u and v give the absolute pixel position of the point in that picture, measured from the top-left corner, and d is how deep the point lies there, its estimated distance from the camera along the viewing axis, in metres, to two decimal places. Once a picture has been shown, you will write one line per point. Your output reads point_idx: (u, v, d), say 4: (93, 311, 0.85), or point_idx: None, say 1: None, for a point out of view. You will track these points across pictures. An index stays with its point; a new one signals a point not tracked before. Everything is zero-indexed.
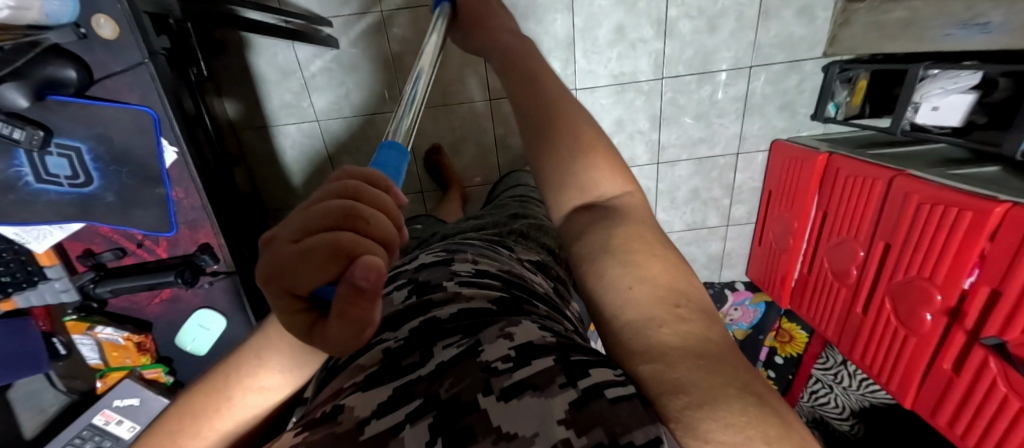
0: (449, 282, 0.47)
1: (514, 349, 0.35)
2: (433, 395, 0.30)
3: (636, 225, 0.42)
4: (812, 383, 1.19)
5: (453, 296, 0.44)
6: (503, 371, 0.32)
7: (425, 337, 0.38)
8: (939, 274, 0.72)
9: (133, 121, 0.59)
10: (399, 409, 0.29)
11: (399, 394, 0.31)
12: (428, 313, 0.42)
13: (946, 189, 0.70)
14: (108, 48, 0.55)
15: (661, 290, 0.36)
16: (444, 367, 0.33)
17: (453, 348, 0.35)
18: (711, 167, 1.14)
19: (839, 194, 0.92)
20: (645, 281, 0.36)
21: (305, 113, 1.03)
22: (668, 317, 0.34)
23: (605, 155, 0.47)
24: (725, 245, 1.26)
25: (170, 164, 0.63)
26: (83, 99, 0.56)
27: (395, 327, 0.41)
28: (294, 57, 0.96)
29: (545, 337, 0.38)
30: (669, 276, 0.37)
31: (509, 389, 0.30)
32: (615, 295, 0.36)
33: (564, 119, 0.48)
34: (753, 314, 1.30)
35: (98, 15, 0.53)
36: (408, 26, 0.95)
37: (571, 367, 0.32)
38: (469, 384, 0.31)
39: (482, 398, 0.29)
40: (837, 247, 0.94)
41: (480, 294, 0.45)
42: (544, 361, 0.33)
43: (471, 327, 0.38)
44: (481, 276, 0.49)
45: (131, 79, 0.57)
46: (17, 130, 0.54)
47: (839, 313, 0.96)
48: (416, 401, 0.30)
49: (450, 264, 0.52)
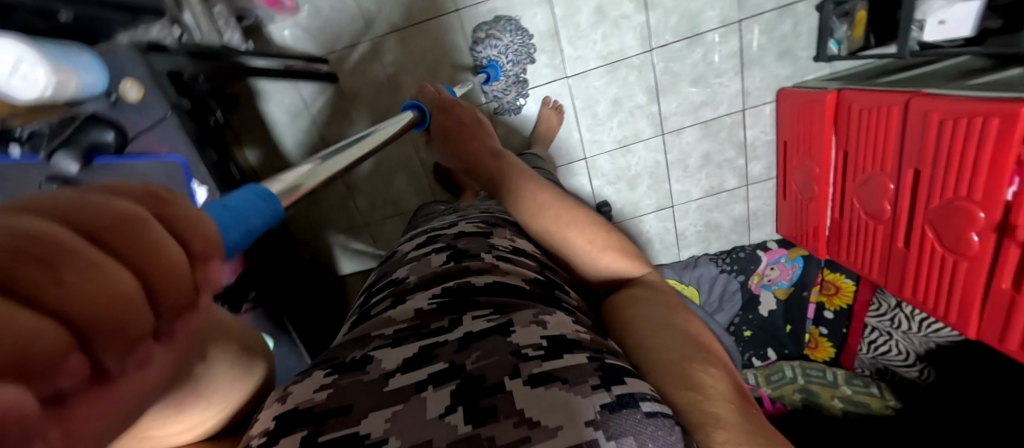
0: (487, 254, 0.57)
1: (547, 338, 0.38)
2: (458, 366, 0.36)
3: (666, 299, 0.56)
4: (869, 333, 1.13)
5: (490, 266, 0.53)
6: (533, 357, 0.36)
7: (459, 306, 0.45)
8: (976, 191, 0.68)
9: (164, 170, 0.64)
10: (424, 368, 0.37)
11: (422, 354, 0.39)
12: (464, 278, 0.50)
13: (963, 101, 0.67)
14: (136, 109, 0.60)
15: (692, 345, 0.47)
16: (471, 336, 0.39)
17: (485, 321, 0.41)
18: (718, 128, 1.12)
19: (857, 130, 0.89)
20: (678, 332, 0.49)
21: (318, 147, 1.09)
22: (698, 358, 0.45)
23: (608, 241, 0.63)
24: (748, 206, 1.23)
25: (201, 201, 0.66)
26: (124, 156, 0.63)
27: (439, 284, 0.50)
28: (300, 98, 1.04)
29: (580, 332, 0.41)
30: (691, 328, 0.50)
31: (537, 376, 0.34)
32: (659, 335, 0.48)
33: (574, 242, 0.62)
34: (791, 270, 1.24)
35: (125, 81, 0.58)
36: (398, 49, 1.01)
37: (605, 372, 0.35)
38: (496, 362, 0.36)
39: (510, 381, 0.34)
40: (865, 185, 0.90)
41: (515, 271, 0.53)
42: (577, 357, 0.36)
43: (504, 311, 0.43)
44: (518, 254, 0.61)
45: (160, 132, 0.62)
46: (78, 190, 0.60)
47: (880, 254, 0.91)
48: (441, 364, 0.37)
49: (490, 237, 0.64)
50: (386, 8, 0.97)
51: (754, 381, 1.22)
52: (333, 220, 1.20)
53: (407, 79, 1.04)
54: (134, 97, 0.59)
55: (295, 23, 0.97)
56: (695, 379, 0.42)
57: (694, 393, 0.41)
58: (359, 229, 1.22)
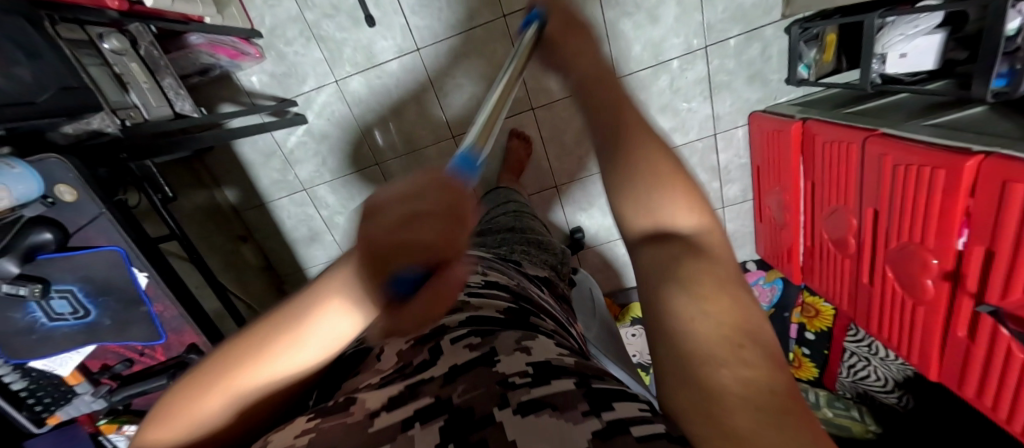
0: (458, 292, 0.52)
1: (533, 364, 0.35)
2: (446, 399, 0.33)
3: (712, 263, 0.31)
4: (848, 357, 1.11)
5: (462, 304, 0.49)
6: (520, 385, 0.32)
7: (432, 337, 0.43)
8: (929, 236, 0.65)
9: (104, 263, 0.53)
10: (409, 406, 0.33)
11: (406, 393, 0.35)
12: (436, 320, 0.46)
13: (914, 146, 0.64)
14: (75, 210, 0.51)
15: (730, 340, 0.25)
16: (456, 369, 0.36)
17: (467, 350, 0.38)
18: (689, 153, 1.10)
19: (821, 162, 0.86)
20: (709, 315, 0.27)
21: (294, 185, 1.13)
22: (726, 354, 0.25)
23: (685, 190, 0.36)
24: (726, 227, 1.21)
25: (145, 285, 0.56)
26: (64, 251, 0.51)
27: (414, 327, 0.46)
28: (273, 139, 1.07)
29: (565, 357, 0.38)
30: (739, 314, 0.27)
31: (527, 404, 0.30)
32: (672, 321, 0.28)
33: (651, 158, 0.38)
34: (770, 292, 1.24)
35: (59, 184, 0.49)
36: (363, 89, 1.03)
37: (593, 397, 0.30)
38: (483, 396, 0.32)
39: (498, 412, 0.30)
40: (831, 216, 0.87)
41: (488, 305, 0.48)
42: (564, 382, 0.32)
43: (485, 332, 0.41)
44: (491, 287, 0.53)
45: (96, 229, 0.52)
46: (20, 286, 0.49)
47: (850, 286, 0.89)
48: (427, 399, 0.34)
49: (461, 274, 0.57)
50: (348, 50, 0.98)
51: None
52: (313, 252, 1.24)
53: (374, 116, 1.06)
54: (70, 198, 0.50)
55: (262, 69, 1.00)
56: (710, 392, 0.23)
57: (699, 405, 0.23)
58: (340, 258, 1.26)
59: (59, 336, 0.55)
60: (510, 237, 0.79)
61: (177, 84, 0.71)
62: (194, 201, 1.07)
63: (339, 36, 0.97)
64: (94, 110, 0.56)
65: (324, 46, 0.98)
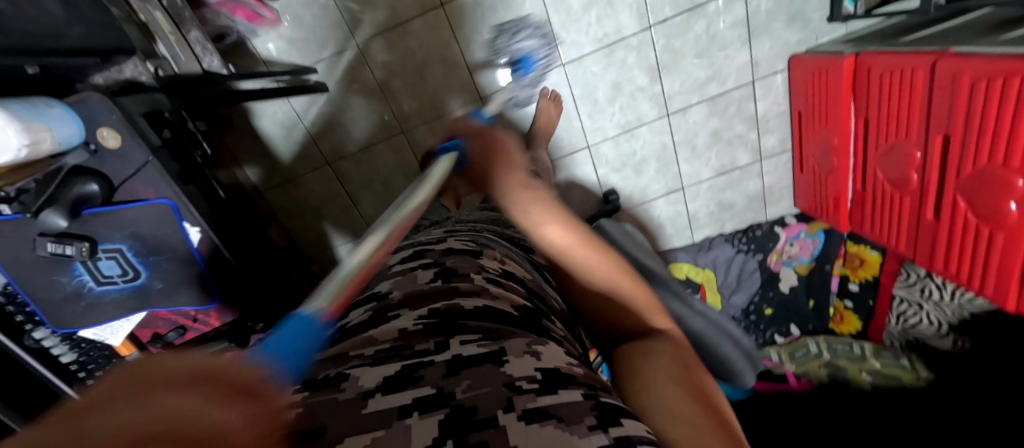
0: (475, 275, 0.47)
1: (541, 370, 0.30)
2: (449, 394, 0.27)
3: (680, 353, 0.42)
4: (897, 304, 1.09)
5: (479, 290, 0.43)
6: (528, 392, 0.28)
7: (445, 328, 0.36)
8: (1013, 157, 0.61)
9: (155, 218, 0.49)
10: (407, 392, 0.28)
11: (407, 372, 0.30)
12: (450, 299, 0.40)
13: (997, 59, 0.59)
14: (119, 159, 0.46)
15: (697, 405, 0.34)
16: (461, 361, 0.31)
17: (475, 346, 0.32)
18: (726, 104, 1.06)
19: (877, 95, 0.81)
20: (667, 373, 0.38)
21: (316, 159, 1.08)
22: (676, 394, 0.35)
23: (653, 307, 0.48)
24: (763, 182, 1.17)
25: (199, 243, 0.52)
26: (112, 205, 0.48)
27: (422, 305, 0.41)
28: (292, 110, 1.02)
29: (575, 366, 0.34)
30: (693, 381, 0.38)
31: (532, 412, 0.26)
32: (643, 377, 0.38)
33: (619, 267, 0.49)
34: (812, 245, 1.20)
35: (102, 128, 0.45)
36: (385, 52, 0.98)
37: (604, 412, 0.27)
38: (488, 395, 0.27)
39: (503, 415, 0.25)
40: (888, 153, 0.83)
41: (504, 296, 0.43)
42: (572, 394, 0.28)
43: (493, 333, 0.35)
44: (508, 278, 0.49)
45: (145, 178, 0.48)
46: (67, 245, 0.47)
47: (907, 225, 0.85)
48: (427, 389, 0.28)
49: (479, 256, 0.52)
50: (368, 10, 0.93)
51: (778, 358, 1.19)
52: (338, 231, 1.19)
53: (399, 82, 1.01)
54: (114, 145, 0.46)
55: (278, 36, 0.95)
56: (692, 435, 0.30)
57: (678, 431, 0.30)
58: (365, 236, 1.21)
59: (106, 301, 0.52)
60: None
61: (205, 37, 0.65)
62: None
63: None
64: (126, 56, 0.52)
65: (344, 7, 0.93)
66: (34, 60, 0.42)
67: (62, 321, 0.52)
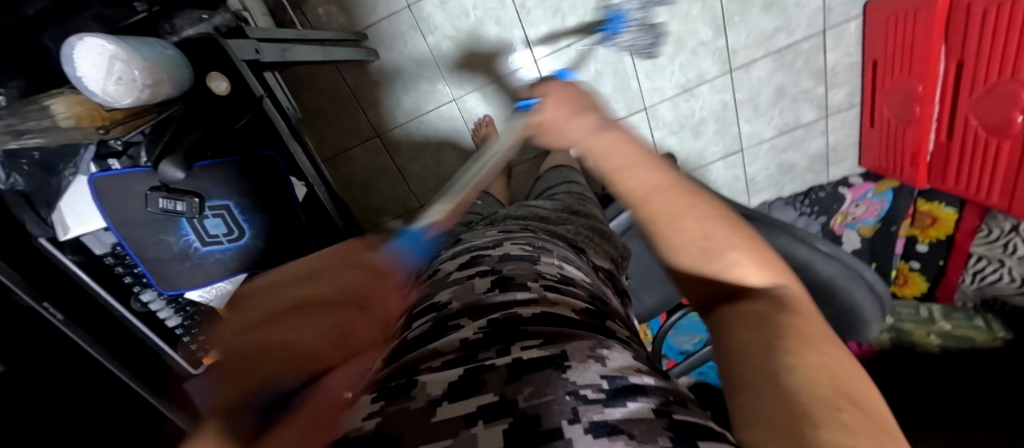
0: (533, 283, 0.41)
1: (608, 378, 0.26)
2: (511, 401, 0.24)
3: (805, 324, 0.28)
4: (974, 262, 1.05)
5: (537, 296, 0.38)
6: (594, 401, 0.24)
7: (503, 333, 0.32)
8: None
9: (259, 169, 0.49)
10: (471, 400, 0.24)
11: (470, 377, 0.26)
12: (509, 309, 0.35)
13: None
14: (224, 104, 0.45)
15: (832, 376, 0.23)
16: (522, 364, 0.27)
17: (536, 349, 0.29)
18: (794, 57, 1.01)
19: (978, 33, 0.76)
20: (807, 368, 0.23)
21: (366, 130, 1.05)
22: (825, 408, 0.20)
23: (758, 254, 0.35)
24: (828, 140, 1.13)
25: (302, 197, 0.53)
26: (219, 159, 0.46)
27: (477, 313, 0.35)
28: (342, 79, 0.99)
29: (642, 375, 0.28)
30: (841, 375, 0.24)
31: (599, 423, 0.22)
32: (762, 378, 0.24)
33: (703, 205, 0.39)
34: (879, 206, 1.13)
35: (216, 72, 0.44)
36: (439, 13, 0.94)
37: (680, 427, 0.22)
38: (556, 403, 0.24)
39: (568, 427, 0.22)
40: (985, 97, 0.79)
41: (564, 301, 0.39)
42: (644, 409, 0.24)
43: (553, 336, 0.31)
44: (567, 283, 0.44)
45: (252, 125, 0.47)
46: (178, 201, 0.45)
47: (1005, 177, 0.82)
48: (489, 396, 0.25)
49: (535, 261, 0.46)
50: None
51: None
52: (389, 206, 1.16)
53: (453, 45, 0.97)
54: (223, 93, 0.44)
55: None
56: (812, 427, 0.19)
57: (802, 426, 0.20)
58: (414, 211, 1.17)
59: (210, 263, 0.50)
60: (578, 218, 0.66)
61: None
62: None
63: None
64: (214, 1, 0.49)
65: None
66: None
67: (167, 283, 0.50)
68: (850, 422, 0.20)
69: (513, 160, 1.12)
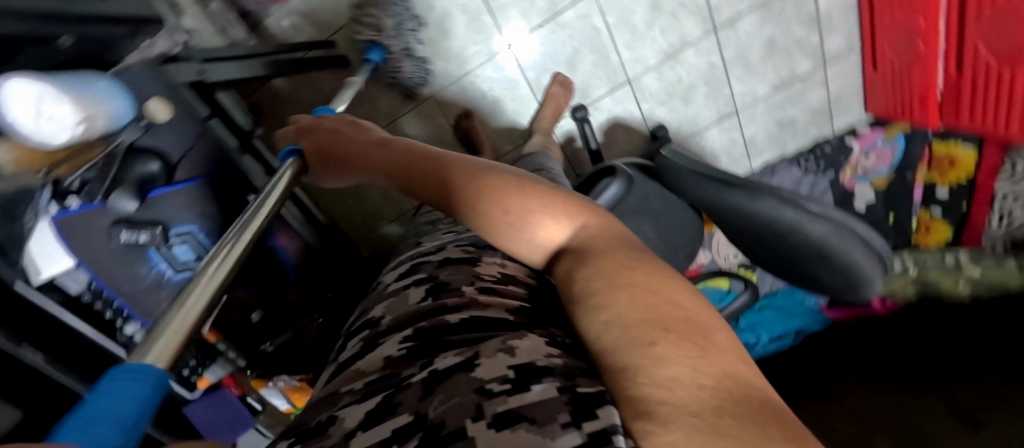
0: (468, 288, 0.43)
1: (517, 367, 0.26)
2: (423, 416, 0.24)
3: (610, 258, 0.30)
4: (1000, 202, 0.99)
5: (470, 301, 0.40)
6: (499, 393, 0.23)
7: (429, 348, 0.33)
8: None
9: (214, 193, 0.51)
10: (385, 424, 0.25)
11: (387, 403, 0.27)
12: (438, 316, 0.38)
13: None
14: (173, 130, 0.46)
15: (642, 308, 0.25)
16: (436, 376, 0.28)
17: (453, 356, 0.29)
18: (781, 7, 0.95)
19: None
20: (619, 320, 0.25)
21: None
22: (646, 353, 0.23)
23: (548, 204, 0.35)
24: (829, 90, 1.07)
25: None
26: (172, 184, 0.48)
27: (407, 326, 0.38)
28: (317, 89, 0.98)
29: (555, 357, 0.28)
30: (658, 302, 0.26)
31: (504, 415, 0.22)
32: (594, 343, 0.26)
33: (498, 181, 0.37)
34: (891, 153, 1.08)
35: (151, 99, 0.44)
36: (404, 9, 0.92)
37: (580, 399, 0.22)
38: (458, 404, 0.23)
39: (471, 425, 0.21)
40: (994, 22, 0.72)
41: (497, 303, 0.40)
42: (549, 387, 0.23)
43: (473, 340, 0.32)
44: (504, 283, 0.46)
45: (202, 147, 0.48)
46: (140, 231, 0.47)
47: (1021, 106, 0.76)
48: (404, 417, 0.25)
49: (475, 264, 0.49)
50: None
51: None
52: (382, 211, 1.15)
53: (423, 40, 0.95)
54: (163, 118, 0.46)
55: (291, 10, 0.90)
56: (635, 382, 0.21)
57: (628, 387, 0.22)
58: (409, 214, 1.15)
59: (186, 289, 0.52)
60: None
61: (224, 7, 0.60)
62: None
63: None
64: (154, 26, 0.48)
65: None
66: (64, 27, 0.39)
67: (147, 314, 0.52)
68: (662, 352, 0.22)
69: (499, 150, 1.10)
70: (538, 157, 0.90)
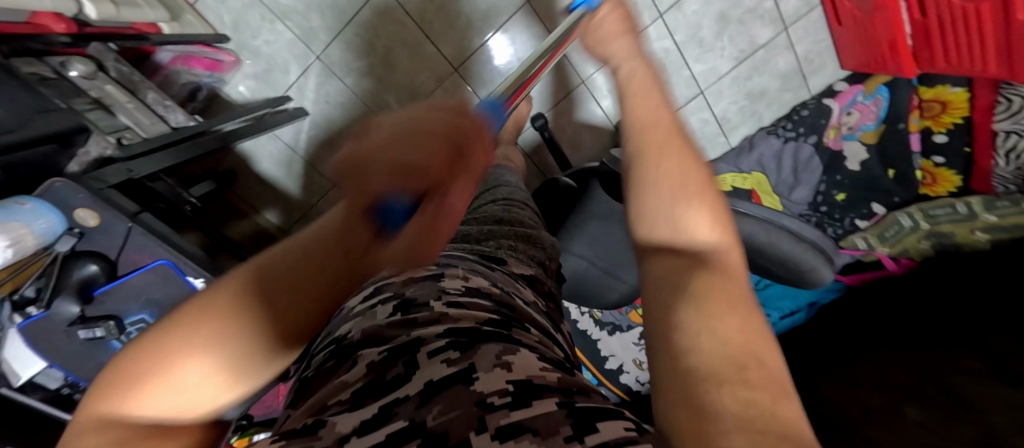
0: (436, 302, 0.34)
1: (516, 382, 0.24)
2: (419, 422, 0.21)
3: (725, 285, 0.27)
4: (1004, 139, 0.91)
5: (439, 316, 0.32)
6: (499, 406, 0.22)
7: (405, 348, 0.28)
8: None
9: (158, 279, 0.51)
10: (383, 428, 0.21)
11: (383, 411, 0.23)
12: (407, 332, 0.30)
13: None
14: (107, 233, 0.48)
15: (737, 336, 0.22)
16: (430, 386, 0.24)
17: (444, 365, 0.26)
18: None
19: None
20: (714, 332, 0.23)
21: (322, 184, 1.07)
22: (724, 373, 0.20)
23: (712, 205, 0.35)
24: (797, 52, 1.01)
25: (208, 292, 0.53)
26: (116, 280, 0.50)
27: (376, 340, 0.30)
28: (283, 143, 1.02)
29: (549, 372, 0.26)
30: (748, 336, 0.23)
31: (507, 426, 0.20)
32: (669, 345, 0.23)
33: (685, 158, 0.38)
34: (874, 107, 1.07)
35: (79, 209, 0.46)
36: (347, 53, 0.94)
37: (580, 415, 0.21)
38: (459, 416, 0.21)
39: (476, 436, 0.19)
40: None
41: (469, 314, 0.32)
42: (548, 402, 0.22)
43: (466, 340, 0.28)
44: (474, 295, 0.36)
45: (137, 244, 0.50)
46: (95, 327, 0.50)
47: (993, 35, 0.72)
48: (399, 423, 0.21)
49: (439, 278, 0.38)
50: (315, 16, 0.89)
51: (865, 245, 1.10)
52: None
53: (370, 80, 0.97)
54: (94, 222, 0.47)
55: (245, 75, 0.95)
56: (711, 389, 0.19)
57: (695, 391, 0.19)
58: None
59: None
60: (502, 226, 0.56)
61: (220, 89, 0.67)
62: (239, 231, 1.08)
63: (298, 3, 0.88)
64: (85, 133, 0.52)
65: (291, 24, 0.90)
66: None
67: None
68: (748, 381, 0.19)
69: None
70: (491, 168, 0.84)
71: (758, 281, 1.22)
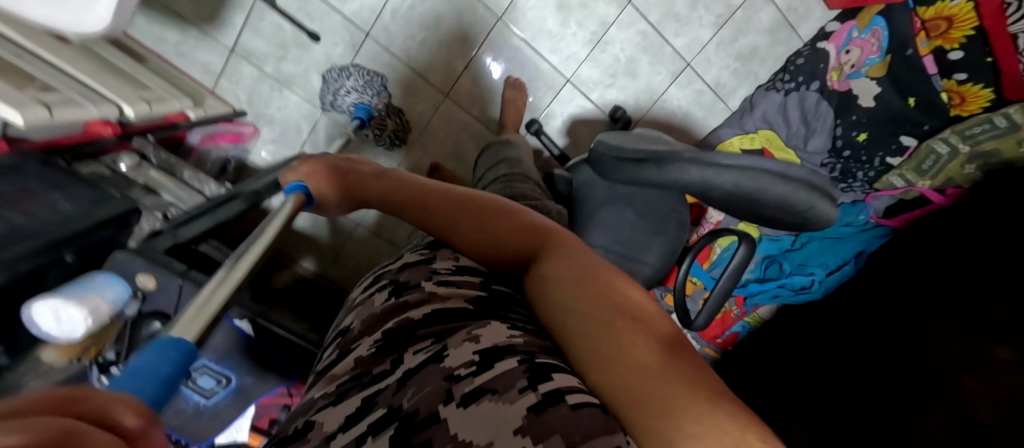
0: (427, 282, 0.43)
1: (481, 352, 0.31)
2: (397, 407, 0.28)
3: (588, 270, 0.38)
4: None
5: (429, 296, 0.40)
6: (464, 376, 0.29)
7: (397, 344, 0.36)
8: None
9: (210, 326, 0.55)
10: (364, 419, 0.28)
11: (365, 405, 0.30)
12: (402, 314, 0.39)
13: None
14: (162, 291, 0.54)
15: (600, 301, 0.34)
16: (407, 373, 0.31)
17: (423, 353, 0.33)
18: None
19: None
20: (580, 313, 0.33)
21: (347, 224, 1.15)
22: (605, 336, 0.31)
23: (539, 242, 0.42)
24: (778, 5, 1.00)
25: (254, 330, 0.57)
26: None
27: (377, 327, 0.39)
28: None
29: (515, 336, 0.33)
30: (611, 297, 0.35)
31: (470, 393, 0.27)
32: (562, 329, 0.34)
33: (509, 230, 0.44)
34: (874, 40, 1.04)
35: (139, 274, 0.53)
36: None
37: (535, 370, 0.28)
38: (430, 391, 0.28)
39: (443, 407, 0.26)
40: None
41: (456, 294, 0.41)
42: (509, 361, 0.29)
43: (441, 332, 0.35)
44: (461, 274, 0.45)
45: (186, 297, 0.55)
46: None
47: None
48: (381, 411, 0.28)
49: (431, 261, 0.48)
50: (314, 76, 1.00)
51: (904, 182, 1.06)
52: None
53: None
54: (152, 284, 0.54)
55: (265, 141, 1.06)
56: (597, 354, 0.30)
57: (589, 353, 0.31)
58: None
59: (222, 409, 0.60)
60: None
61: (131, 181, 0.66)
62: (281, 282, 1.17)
63: (299, 68, 0.99)
64: (137, 214, 0.61)
65: (297, 88, 1.01)
66: (65, 246, 0.50)
67: (202, 435, 0.62)
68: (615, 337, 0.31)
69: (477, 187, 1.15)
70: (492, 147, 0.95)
71: (794, 241, 1.20)
